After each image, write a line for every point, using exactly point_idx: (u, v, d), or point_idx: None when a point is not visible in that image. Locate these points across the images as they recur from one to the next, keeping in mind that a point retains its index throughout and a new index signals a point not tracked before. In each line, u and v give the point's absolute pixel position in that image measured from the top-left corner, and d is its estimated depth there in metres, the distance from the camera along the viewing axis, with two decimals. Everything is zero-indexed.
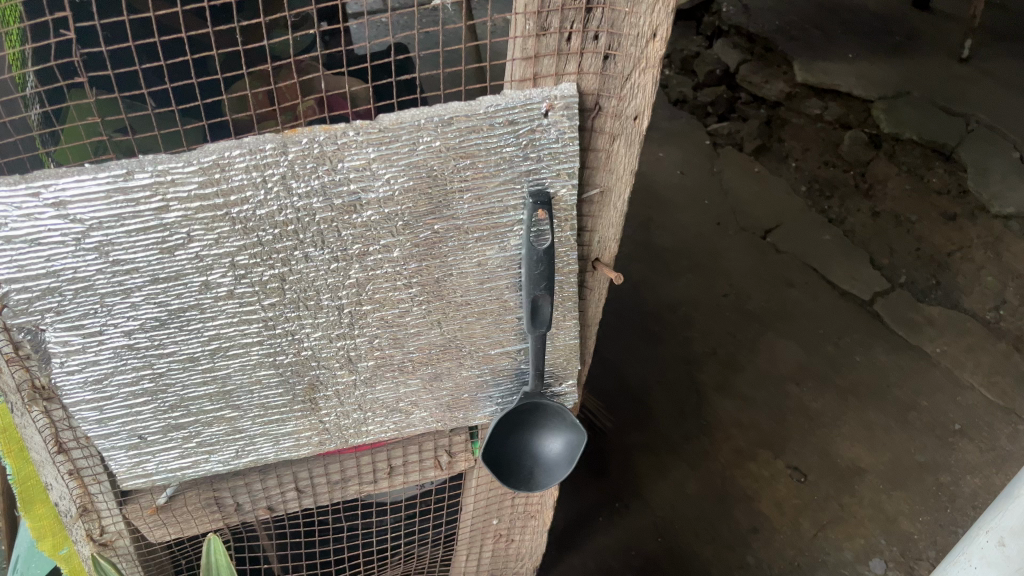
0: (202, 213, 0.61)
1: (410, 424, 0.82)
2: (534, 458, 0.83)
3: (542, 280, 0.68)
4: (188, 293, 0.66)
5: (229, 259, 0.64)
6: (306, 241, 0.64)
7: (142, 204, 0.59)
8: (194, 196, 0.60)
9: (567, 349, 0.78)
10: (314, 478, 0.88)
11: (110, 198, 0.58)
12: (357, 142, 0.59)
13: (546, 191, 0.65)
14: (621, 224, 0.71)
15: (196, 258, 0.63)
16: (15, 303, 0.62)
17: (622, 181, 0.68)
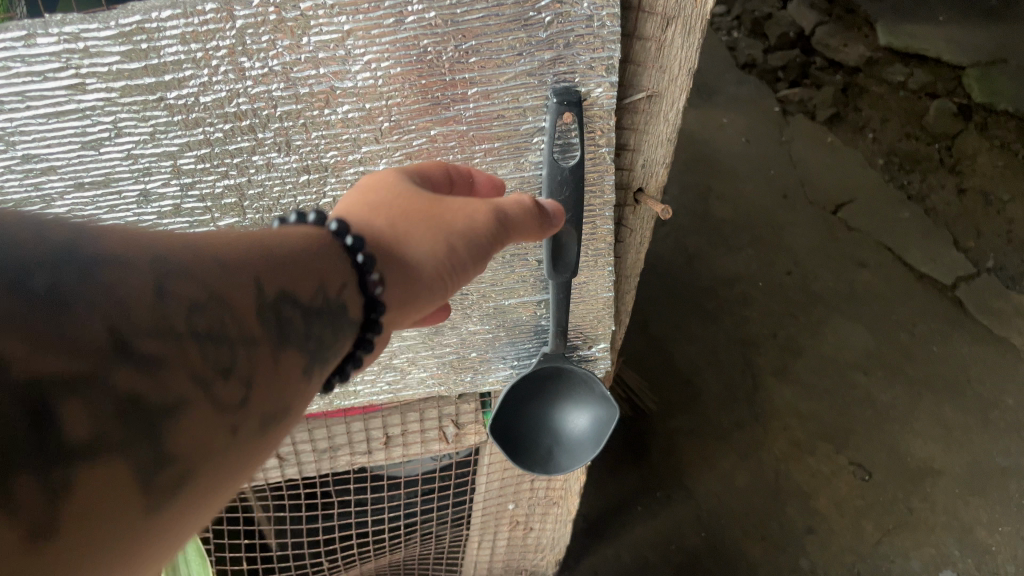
0: (131, 97, 0.47)
1: (406, 385, 0.69)
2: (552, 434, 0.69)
3: (569, 210, 0.54)
4: (124, 205, 0.52)
5: (171, 162, 0.51)
6: (266, 142, 0.50)
7: (52, 79, 0.46)
8: (118, 72, 0.46)
9: (597, 303, 0.64)
10: (297, 444, 0.75)
11: (9, 69, 0.46)
12: (326, 9, 0.45)
13: (575, 91, 0.50)
14: (673, 144, 0.56)
15: (130, 158, 0.50)
16: None
17: (676, 85, 0.52)
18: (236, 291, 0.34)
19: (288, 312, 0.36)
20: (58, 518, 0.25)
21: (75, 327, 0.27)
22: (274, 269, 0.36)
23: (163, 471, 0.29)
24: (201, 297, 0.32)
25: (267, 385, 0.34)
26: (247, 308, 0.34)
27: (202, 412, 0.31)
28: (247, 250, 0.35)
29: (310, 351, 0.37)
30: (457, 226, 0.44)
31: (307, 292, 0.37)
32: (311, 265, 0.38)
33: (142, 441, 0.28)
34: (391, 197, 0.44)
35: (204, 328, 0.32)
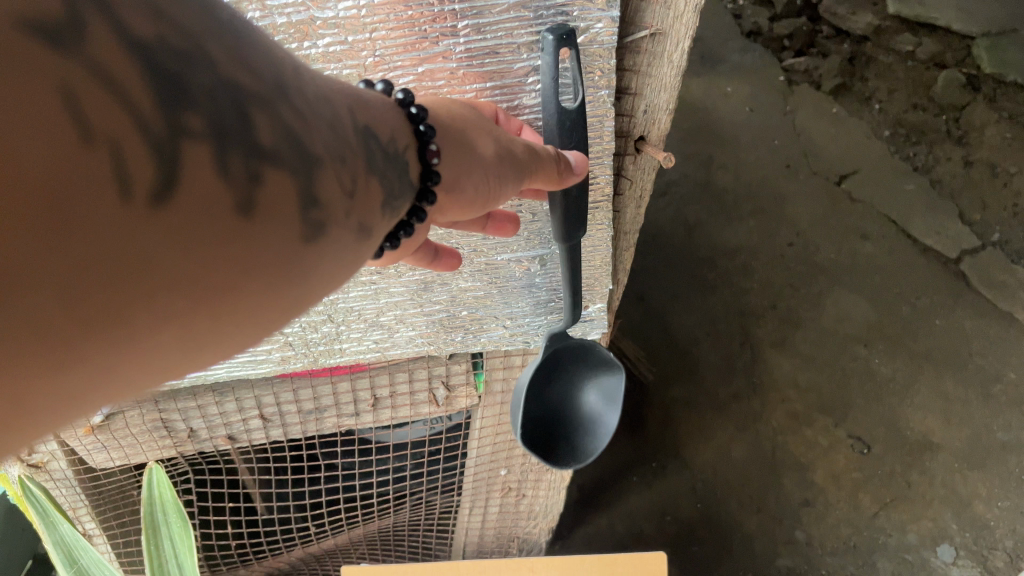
0: None
1: (394, 345, 0.66)
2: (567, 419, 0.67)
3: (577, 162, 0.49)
4: None
5: None
6: None
7: None
8: None
9: (592, 259, 0.61)
10: (281, 405, 0.72)
11: None
12: None
13: (569, 25, 0.46)
14: (677, 87, 0.52)
15: None
16: None
17: (681, 22, 0.49)
18: (356, 107, 0.33)
19: (393, 146, 0.34)
20: (239, 208, 0.25)
21: (250, 57, 0.27)
22: (376, 105, 0.35)
23: (313, 211, 0.28)
24: (331, 94, 0.31)
25: (380, 204, 0.33)
26: (366, 122, 0.33)
27: (341, 188, 0.30)
28: (349, 86, 0.35)
29: (403, 200, 0.35)
30: (498, 141, 0.43)
31: (406, 144, 0.36)
32: (403, 122, 0.37)
33: (301, 173, 0.27)
34: (451, 104, 0.44)
35: (336, 115, 0.31)
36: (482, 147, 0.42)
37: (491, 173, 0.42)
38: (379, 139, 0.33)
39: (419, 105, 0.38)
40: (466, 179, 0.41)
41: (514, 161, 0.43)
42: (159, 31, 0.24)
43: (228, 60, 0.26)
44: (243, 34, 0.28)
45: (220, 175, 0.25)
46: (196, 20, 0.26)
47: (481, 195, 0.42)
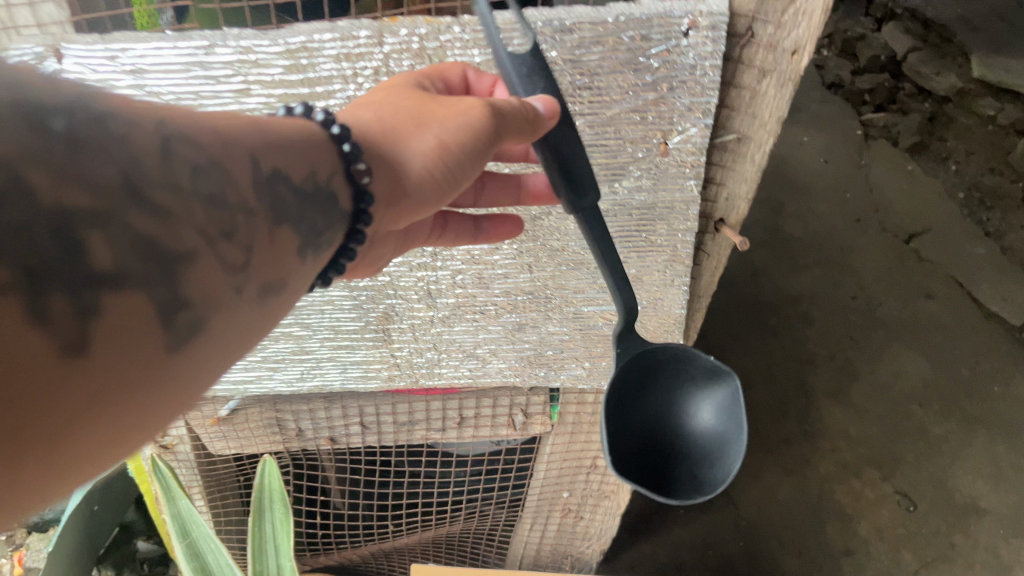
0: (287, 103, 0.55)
1: (485, 374, 0.76)
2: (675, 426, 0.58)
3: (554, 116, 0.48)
4: None
5: None
6: None
7: (222, 82, 0.53)
8: (278, 81, 0.54)
9: (668, 317, 0.69)
10: (379, 415, 0.82)
11: (189, 71, 0.53)
12: (461, 42, 0.51)
13: None
14: (757, 181, 0.61)
15: None
16: None
17: (764, 129, 0.57)
18: (243, 165, 0.32)
19: (293, 193, 0.35)
20: (77, 353, 0.24)
21: (91, 159, 0.25)
22: (272, 144, 0.35)
23: (179, 316, 0.28)
24: (209, 157, 0.31)
25: (276, 255, 0.34)
26: (255, 180, 0.33)
27: (215, 272, 0.29)
28: (240, 127, 0.34)
29: (311, 234, 0.37)
30: (447, 125, 0.43)
31: (324, 176, 0.37)
32: (310, 151, 0.37)
33: (160, 285, 0.27)
34: (394, 102, 0.43)
35: (210, 188, 0.30)
36: (424, 145, 0.42)
37: (442, 168, 0.43)
38: (267, 188, 0.34)
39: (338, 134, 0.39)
40: (413, 186, 0.42)
41: (466, 142, 0.43)
42: None
43: (55, 185, 0.24)
44: (85, 134, 0.26)
45: (38, 329, 0.23)
46: (20, 139, 0.23)
47: (437, 188, 0.43)
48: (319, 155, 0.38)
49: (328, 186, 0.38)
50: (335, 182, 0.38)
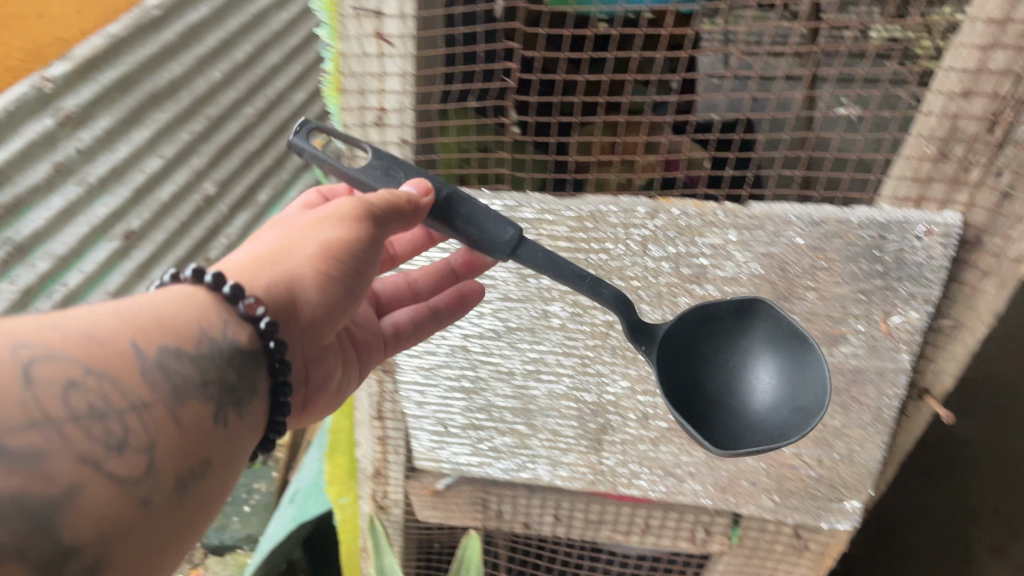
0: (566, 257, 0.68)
1: (681, 492, 0.82)
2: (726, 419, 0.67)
3: (439, 219, 0.58)
4: (528, 314, 0.75)
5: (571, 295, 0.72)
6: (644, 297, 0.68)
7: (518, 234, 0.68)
8: (564, 238, 0.67)
9: (863, 469, 0.74)
10: (575, 510, 0.91)
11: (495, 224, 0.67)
12: (723, 224, 0.63)
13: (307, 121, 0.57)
14: (966, 363, 0.67)
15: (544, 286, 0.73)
16: (393, 288, 0.76)
17: (980, 321, 0.64)
18: (126, 366, 0.40)
19: (182, 368, 0.43)
20: None
21: None
22: (155, 328, 0.43)
23: (73, 562, 0.33)
24: (86, 365, 0.39)
25: (178, 433, 0.41)
26: (138, 373, 0.40)
27: (93, 502, 0.35)
28: (122, 323, 0.42)
29: (214, 393, 0.44)
30: (318, 245, 0.53)
31: (212, 325, 0.46)
32: (187, 309, 0.46)
33: (37, 532, 0.33)
34: (277, 239, 0.54)
35: (89, 402, 0.38)
36: (311, 267, 0.52)
37: (325, 280, 0.53)
38: (155, 373, 0.41)
39: (229, 286, 0.48)
40: (308, 299, 0.52)
41: (338, 253, 0.53)
42: None
43: None
44: None
45: None
46: None
47: (330, 292, 0.53)
48: (199, 309, 0.47)
49: (222, 339, 0.46)
50: (226, 326, 0.47)
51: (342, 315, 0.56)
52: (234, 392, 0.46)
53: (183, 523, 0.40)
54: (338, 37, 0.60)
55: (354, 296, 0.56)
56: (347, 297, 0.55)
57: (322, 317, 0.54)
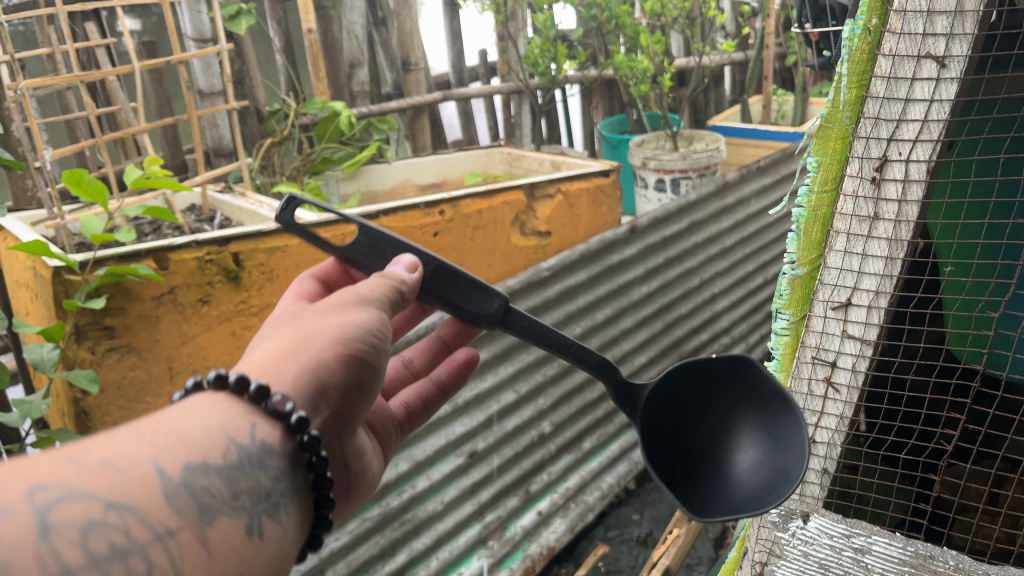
0: None
1: None
2: (708, 469, 1.04)
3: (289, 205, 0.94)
4: None
5: None
6: None
7: None
8: None
9: None
10: None
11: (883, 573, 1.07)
12: None
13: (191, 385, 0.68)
14: None
15: None
16: None
17: None
18: (147, 490, 0.53)
19: (208, 484, 0.57)
20: None
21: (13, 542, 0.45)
22: (181, 451, 0.57)
23: None
24: (108, 500, 0.51)
25: (204, 557, 0.54)
26: (162, 499, 0.53)
27: None
28: (145, 448, 0.55)
29: (246, 507, 0.59)
30: (332, 343, 0.76)
31: (239, 431, 0.62)
32: (212, 433, 0.60)
33: None
34: (226, 408, 0.64)
35: (106, 544, 0.49)
36: (331, 367, 0.75)
37: (342, 377, 0.76)
38: (177, 493, 0.54)
39: (263, 391, 0.65)
40: (326, 391, 0.74)
41: (348, 360, 0.77)
42: None
43: None
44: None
45: None
46: None
47: (338, 388, 0.75)
48: (225, 430, 0.61)
49: (240, 452, 0.61)
50: (255, 423, 0.64)
51: (346, 410, 0.79)
52: (265, 501, 0.62)
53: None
54: (788, 373, 1.09)
55: (361, 399, 0.80)
56: (356, 398, 0.79)
57: (325, 411, 0.74)
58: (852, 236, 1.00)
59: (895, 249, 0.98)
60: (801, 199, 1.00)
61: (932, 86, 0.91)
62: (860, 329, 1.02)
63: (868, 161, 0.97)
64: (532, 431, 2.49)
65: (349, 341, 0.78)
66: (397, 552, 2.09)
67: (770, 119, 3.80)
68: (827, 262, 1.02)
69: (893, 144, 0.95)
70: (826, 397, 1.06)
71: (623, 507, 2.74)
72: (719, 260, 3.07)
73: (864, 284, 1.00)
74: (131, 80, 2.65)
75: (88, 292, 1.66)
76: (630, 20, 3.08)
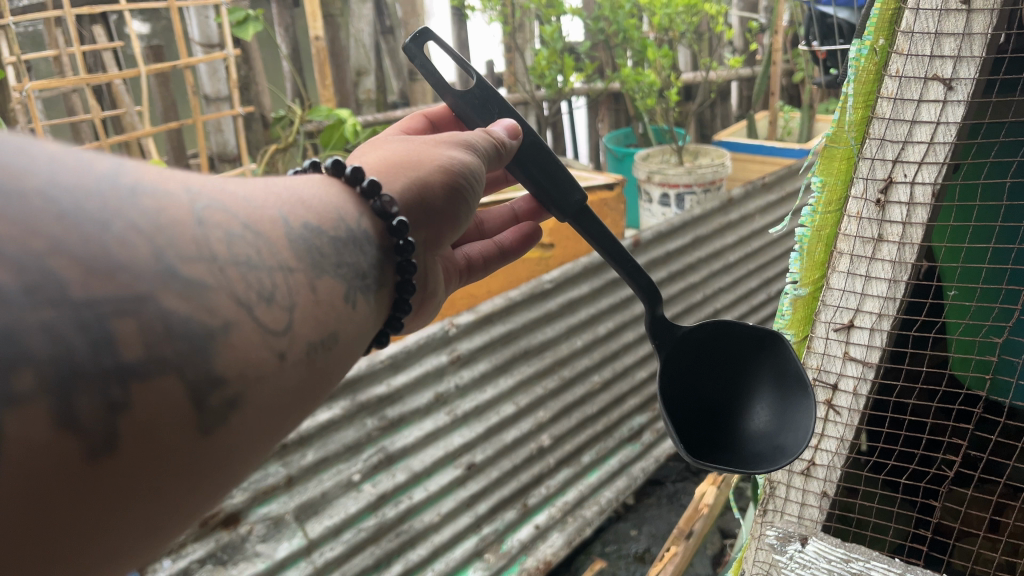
0: None
1: None
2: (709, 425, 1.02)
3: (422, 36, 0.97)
4: None
5: None
6: None
7: None
8: None
9: None
10: None
11: None
12: None
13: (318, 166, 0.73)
14: None
15: None
16: None
17: None
18: (276, 229, 0.55)
19: (318, 243, 0.59)
20: (104, 447, 0.39)
21: (175, 215, 0.47)
22: (299, 214, 0.60)
23: (214, 394, 0.45)
24: (244, 222, 0.52)
25: (313, 301, 0.56)
26: (285, 238, 0.55)
27: (252, 322, 0.48)
28: (269, 199, 0.57)
29: (344, 277, 0.61)
30: (438, 169, 0.79)
31: (349, 211, 0.66)
32: (327, 207, 0.64)
33: (196, 360, 0.44)
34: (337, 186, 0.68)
35: (246, 252, 0.51)
36: (433, 188, 0.78)
37: (441, 201, 0.79)
38: (296, 240, 0.57)
39: (376, 186, 0.69)
40: (425, 206, 0.78)
41: (450, 187, 0.80)
42: (126, 329, 0.40)
43: (167, 297, 0.43)
44: (173, 243, 0.45)
45: (83, 422, 0.38)
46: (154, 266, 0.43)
47: (435, 208, 0.79)
48: (336, 210, 0.65)
49: (346, 230, 0.64)
50: (360, 213, 0.68)
51: (439, 237, 0.82)
52: (362, 280, 0.64)
53: (312, 382, 0.54)
54: None
55: (452, 232, 0.84)
56: (449, 228, 0.82)
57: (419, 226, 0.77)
58: (856, 257, 0.99)
59: (898, 271, 0.96)
60: (804, 219, 1.00)
61: (939, 107, 0.90)
62: (863, 351, 1.00)
63: (873, 182, 0.96)
64: (531, 444, 2.47)
65: (454, 172, 0.81)
66: (392, 563, 2.08)
67: (777, 136, 3.80)
68: (830, 283, 1.02)
69: (898, 166, 0.94)
70: (826, 420, 1.05)
71: (621, 523, 2.74)
72: (723, 275, 3.07)
73: (867, 306, 0.99)
74: (138, 84, 2.66)
75: None
76: (638, 34, 3.08)
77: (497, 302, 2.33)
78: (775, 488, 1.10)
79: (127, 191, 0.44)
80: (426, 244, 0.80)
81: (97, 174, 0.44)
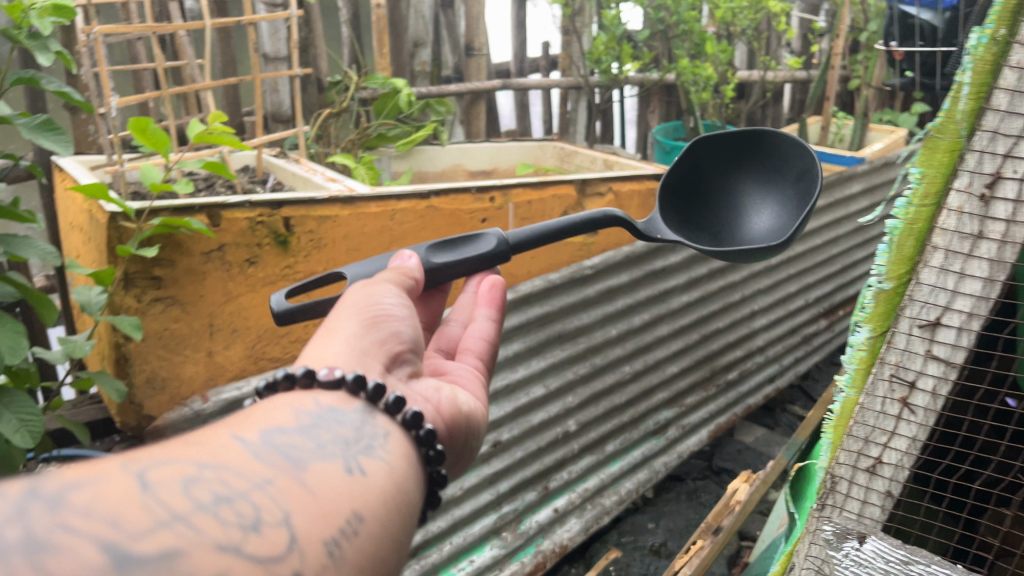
0: None
1: None
2: (732, 223, 1.40)
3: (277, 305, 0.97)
4: None
5: None
6: None
7: None
8: None
9: None
10: None
11: None
12: None
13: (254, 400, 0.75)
14: None
15: None
16: None
17: None
18: (233, 452, 0.57)
19: (287, 442, 0.62)
20: None
21: (126, 486, 0.49)
22: (254, 427, 0.62)
23: None
24: (200, 464, 0.55)
25: (306, 495, 0.57)
26: (247, 455, 0.58)
27: (244, 546, 0.50)
28: (220, 430, 0.60)
29: (331, 453, 0.63)
30: (359, 317, 0.82)
31: (304, 404, 0.69)
32: (278, 409, 0.67)
33: None
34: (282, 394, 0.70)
35: (212, 489, 0.53)
36: (364, 335, 0.80)
37: (378, 336, 0.82)
38: (261, 450, 0.59)
39: (307, 369, 0.72)
40: (371, 351, 0.79)
41: (375, 322, 0.83)
42: None
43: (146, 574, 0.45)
44: (131, 517, 0.47)
45: None
46: (118, 548, 0.45)
47: (379, 344, 0.81)
48: (294, 408, 0.68)
49: (310, 418, 0.67)
50: (317, 398, 0.71)
51: (404, 363, 0.84)
52: (353, 447, 0.66)
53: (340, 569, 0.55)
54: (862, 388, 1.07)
55: (414, 354, 0.86)
56: (409, 349, 0.85)
57: (379, 365, 0.79)
58: (951, 253, 0.97)
59: (996, 271, 0.95)
60: (898, 210, 1.00)
61: None
62: (950, 348, 0.98)
63: (980, 176, 0.94)
64: (558, 428, 2.46)
65: (375, 308, 0.84)
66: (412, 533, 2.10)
67: (827, 142, 3.74)
68: (919, 276, 1.00)
69: (1008, 161, 0.93)
70: (900, 418, 1.03)
71: (639, 515, 2.73)
72: (763, 278, 3.04)
73: (957, 304, 0.97)
74: (200, 35, 2.67)
75: (142, 239, 1.68)
76: (698, 26, 3.05)
77: (537, 284, 2.31)
78: (836, 483, 1.08)
79: (66, 489, 0.47)
80: (398, 377, 0.82)
81: (16, 500, 0.45)
